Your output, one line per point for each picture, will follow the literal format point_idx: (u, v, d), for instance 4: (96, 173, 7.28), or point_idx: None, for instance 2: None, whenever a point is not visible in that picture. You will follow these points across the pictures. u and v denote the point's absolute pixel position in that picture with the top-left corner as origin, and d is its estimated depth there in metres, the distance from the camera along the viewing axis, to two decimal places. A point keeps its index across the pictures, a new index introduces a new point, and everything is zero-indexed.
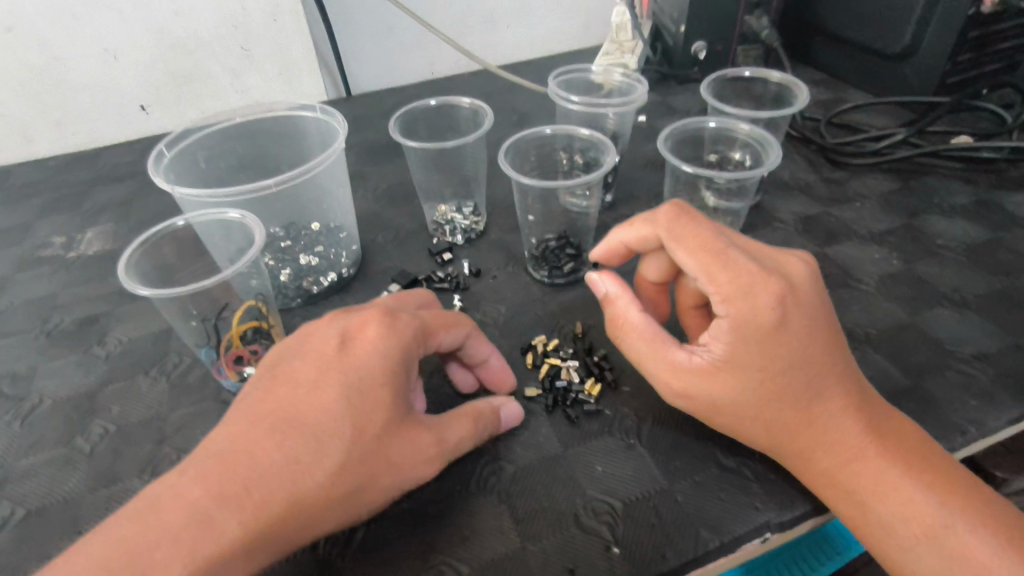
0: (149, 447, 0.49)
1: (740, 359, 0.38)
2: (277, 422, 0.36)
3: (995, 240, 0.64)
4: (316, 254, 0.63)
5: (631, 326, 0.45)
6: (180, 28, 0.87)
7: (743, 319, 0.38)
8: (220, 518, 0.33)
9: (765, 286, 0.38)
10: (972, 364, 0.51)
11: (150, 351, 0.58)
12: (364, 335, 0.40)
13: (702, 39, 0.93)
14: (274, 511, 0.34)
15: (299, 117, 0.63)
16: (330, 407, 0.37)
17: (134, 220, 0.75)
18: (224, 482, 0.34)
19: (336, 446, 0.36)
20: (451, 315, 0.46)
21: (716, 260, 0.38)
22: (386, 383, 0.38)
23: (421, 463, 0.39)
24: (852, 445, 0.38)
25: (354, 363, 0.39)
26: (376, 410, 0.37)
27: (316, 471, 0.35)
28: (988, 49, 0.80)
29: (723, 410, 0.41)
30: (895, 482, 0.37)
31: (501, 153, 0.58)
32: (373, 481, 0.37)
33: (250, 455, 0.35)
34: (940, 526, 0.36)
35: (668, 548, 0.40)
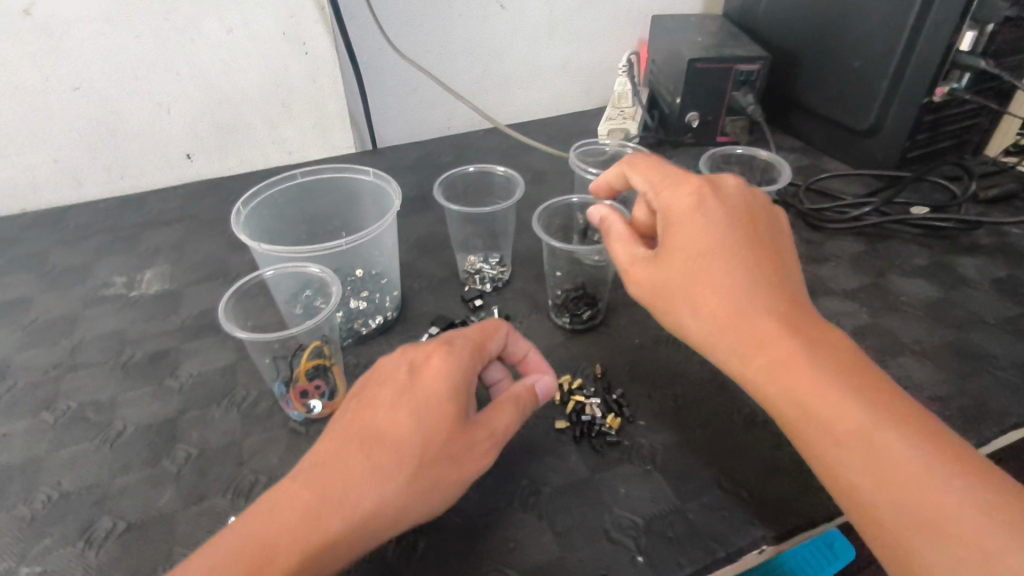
0: (230, 469, 0.56)
1: (684, 251, 0.48)
2: (363, 439, 0.46)
3: (947, 298, 0.75)
4: (364, 299, 0.72)
5: (613, 232, 0.54)
6: (230, 87, 0.96)
7: (675, 203, 0.50)
8: (324, 519, 0.42)
9: (702, 199, 0.49)
10: (929, 405, 0.61)
11: (219, 384, 0.65)
12: (429, 364, 0.49)
13: (695, 109, 1.05)
14: (362, 510, 0.43)
15: (354, 180, 0.72)
16: (404, 424, 0.46)
17: (188, 262, 0.83)
18: (324, 488, 0.43)
19: (410, 453, 0.45)
20: (490, 325, 0.55)
21: (656, 170, 0.54)
22: (447, 398, 0.47)
23: (478, 461, 0.48)
24: (776, 337, 0.43)
25: (422, 386, 0.48)
26: (441, 421, 0.46)
27: (395, 475, 0.44)
28: (940, 130, 0.93)
29: (678, 309, 0.48)
30: (827, 379, 0.41)
31: (534, 217, 0.68)
32: (441, 479, 0.45)
33: (344, 466, 0.44)
34: (836, 392, 0.40)
35: (683, 556, 0.49)
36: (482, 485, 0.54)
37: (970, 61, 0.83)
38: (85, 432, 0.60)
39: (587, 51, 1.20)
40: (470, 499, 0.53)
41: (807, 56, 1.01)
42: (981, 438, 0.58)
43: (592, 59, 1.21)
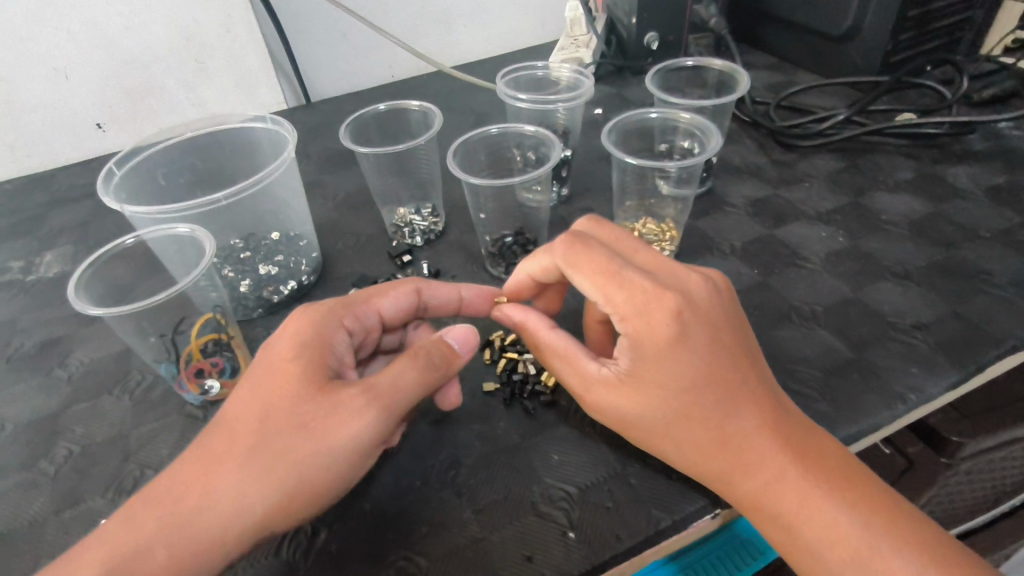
0: (113, 464, 0.49)
1: (642, 380, 0.39)
2: (205, 429, 0.38)
3: (936, 213, 0.66)
4: (276, 264, 0.63)
5: (549, 348, 0.45)
6: (132, 46, 0.87)
7: (641, 336, 0.38)
8: (150, 529, 0.35)
9: (660, 303, 0.37)
10: (913, 334, 0.53)
11: (112, 371, 0.58)
12: (283, 328, 0.42)
13: (654, 30, 0.94)
14: (197, 509, 0.35)
15: (251, 129, 0.64)
16: (246, 399, 0.38)
17: (93, 241, 0.75)
18: (155, 493, 0.36)
19: (248, 429, 0.37)
20: (383, 284, 0.49)
21: (610, 281, 0.38)
22: (293, 359, 0.39)
23: (346, 427, 0.37)
24: (768, 464, 0.38)
25: (269, 353, 0.41)
26: (286, 385, 0.38)
27: (229, 457, 0.36)
28: (927, 27, 0.82)
29: (634, 425, 0.41)
30: (810, 500, 0.37)
31: (449, 154, 0.59)
32: (288, 454, 0.37)
33: (181, 460, 0.37)
34: (864, 551, 0.35)
35: (622, 528, 0.42)
36: (396, 463, 0.47)
37: None
38: None
39: None
40: (382, 480, 0.46)
41: None
42: (974, 367, 0.49)
43: None
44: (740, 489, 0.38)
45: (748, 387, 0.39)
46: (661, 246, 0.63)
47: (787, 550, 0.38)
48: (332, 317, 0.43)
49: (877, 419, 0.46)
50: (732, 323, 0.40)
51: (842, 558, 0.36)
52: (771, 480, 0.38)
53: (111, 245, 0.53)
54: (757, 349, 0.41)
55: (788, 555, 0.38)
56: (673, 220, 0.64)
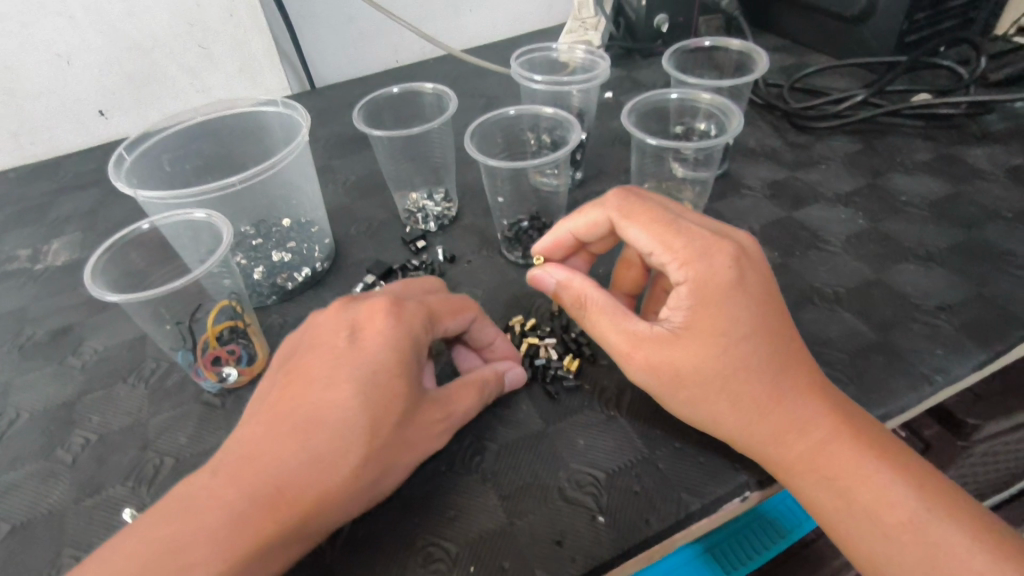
0: (132, 453, 0.49)
1: (697, 330, 0.39)
2: (290, 422, 0.38)
3: (956, 194, 0.65)
4: (289, 250, 0.63)
5: (597, 308, 0.44)
6: (134, 30, 0.85)
7: (703, 280, 0.39)
8: (233, 528, 0.34)
9: (719, 249, 0.40)
10: (936, 315, 0.53)
11: (126, 358, 0.57)
12: (373, 328, 0.42)
13: (664, 11, 0.93)
14: (285, 511, 0.35)
15: (262, 113, 0.63)
16: (341, 405, 0.38)
17: (101, 228, 0.74)
18: (239, 491, 0.35)
19: (355, 439, 0.37)
20: (454, 301, 0.47)
21: (669, 229, 0.41)
22: (399, 375, 0.40)
23: (428, 441, 0.42)
24: (817, 427, 0.38)
25: (361, 355, 0.40)
26: (394, 401, 0.39)
27: (337, 465, 0.37)
28: (942, 7, 0.81)
29: (685, 382, 0.40)
30: (865, 466, 0.37)
31: (465, 136, 0.58)
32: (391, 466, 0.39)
33: (268, 456, 0.37)
34: (919, 516, 0.36)
35: (652, 512, 0.41)
36: None
37: None
38: None
39: None
40: None
41: None
42: (1001, 348, 0.49)
43: None
44: (791, 450, 0.38)
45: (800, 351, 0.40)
46: None
47: (835, 521, 0.38)
48: (424, 328, 0.44)
49: (904, 400, 0.46)
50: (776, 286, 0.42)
51: (897, 525, 0.36)
52: (825, 443, 0.38)
53: (125, 230, 0.52)
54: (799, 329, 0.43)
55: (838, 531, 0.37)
56: (691, 202, 0.63)
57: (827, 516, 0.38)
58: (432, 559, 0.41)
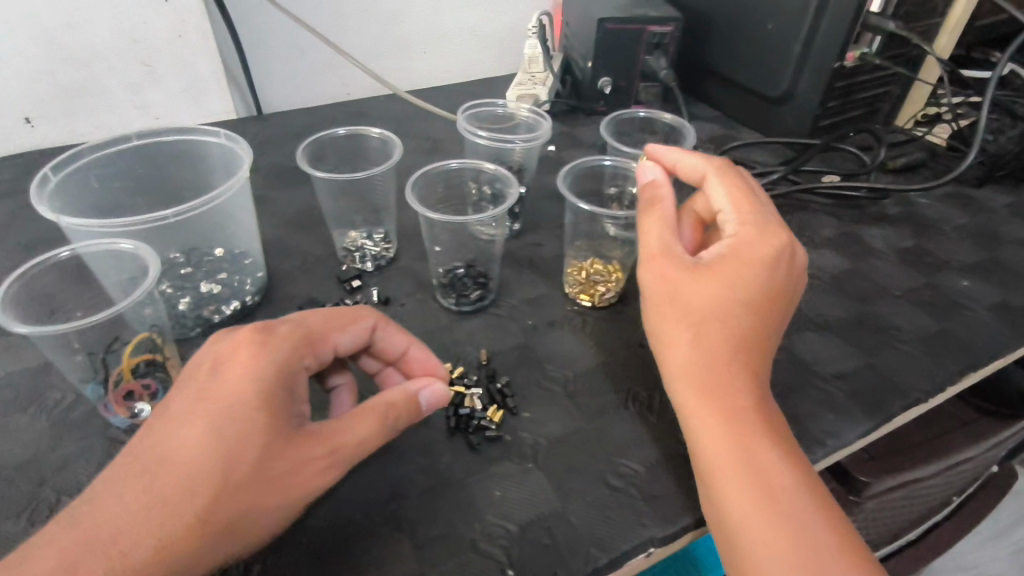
0: (26, 490, 0.46)
1: (716, 271, 0.45)
2: (141, 463, 0.36)
3: (855, 269, 0.72)
4: (219, 283, 0.62)
5: (658, 219, 0.50)
6: (72, 42, 0.83)
7: (754, 244, 0.47)
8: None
9: (785, 229, 0.48)
10: (830, 383, 0.57)
11: (29, 386, 0.54)
12: (235, 359, 0.40)
13: (607, 75, 0.99)
14: (128, 559, 0.33)
15: (201, 142, 0.63)
16: (197, 442, 0.36)
17: (14, 244, 0.70)
18: (78, 540, 0.33)
19: (206, 480, 0.35)
20: (345, 316, 0.48)
21: (762, 197, 0.50)
22: (261, 407, 0.38)
23: (313, 478, 0.39)
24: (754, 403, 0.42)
25: (221, 385, 0.38)
26: (252, 439, 0.37)
27: (185, 506, 0.35)
28: (851, 97, 0.90)
29: (681, 309, 0.45)
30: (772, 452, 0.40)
31: (407, 184, 0.59)
32: (253, 507, 0.37)
33: (112, 502, 0.34)
34: (819, 502, 0.39)
35: (561, 566, 0.43)
36: (337, 496, 0.46)
37: (879, 22, 0.79)
38: None
39: (495, 12, 1.11)
40: (320, 513, 0.45)
41: (717, 21, 0.96)
42: (882, 417, 0.54)
43: (503, 21, 1.13)
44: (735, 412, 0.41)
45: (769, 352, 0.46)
46: (607, 287, 0.65)
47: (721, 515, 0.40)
48: (291, 356, 0.42)
49: None
50: (795, 306, 0.48)
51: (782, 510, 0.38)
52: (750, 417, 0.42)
53: (43, 256, 0.50)
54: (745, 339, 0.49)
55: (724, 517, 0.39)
56: (619, 262, 0.66)
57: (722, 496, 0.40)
58: None
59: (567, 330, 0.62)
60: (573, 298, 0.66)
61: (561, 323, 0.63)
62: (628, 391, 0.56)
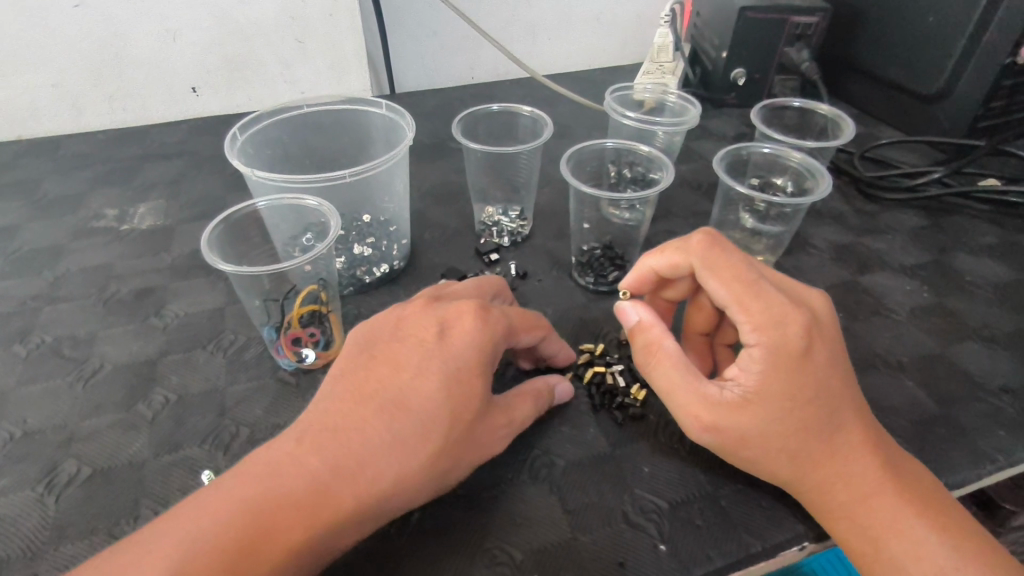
0: (210, 418, 0.50)
1: (761, 396, 0.40)
2: (373, 407, 0.38)
3: (1020, 280, 0.67)
4: (369, 246, 0.66)
5: (672, 357, 0.44)
6: (240, 17, 0.89)
7: (774, 346, 0.40)
8: (290, 523, 0.34)
9: (792, 316, 0.40)
10: (999, 397, 0.53)
11: (206, 326, 0.59)
12: (459, 323, 0.42)
13: (742, 66, 0.96)
14: (340, 509, 0.35)
15: (365, 112, 0.67)
16: (427, 397, 0.39)
17: (185, 199, 0.77)
18: (305, 482, 0.35)
19: (417, 442, 0.37)
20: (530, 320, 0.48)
21: (748, 290, 0.41)
22: (481, 375, 0.40)
23: (496, 443, 0.42)
24: (869, 482, 0.40)
25: (450, 348, 0.40)
26: (470, 400, 0.39)
27: (399, 460, 0.37)
28: (1019, 97, 0.83)
29: (739, 443, 0.41)
30: (903, 513, 0.39)
31: (562, 160, 0.60)
32: (458, 465, 0.39)
33: (337, 439, 0.37)
34: (950, 570, 0.37)
35: (714, 548, 0.42)
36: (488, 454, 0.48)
37: None
38: (58, 369, 0.55)
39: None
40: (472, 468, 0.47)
41: (870, 13, 0.91)
42: None
43: (631, 9, 1.12)
44: (862, 503, 0.40)
45: (857, 402, 0.42)
46: None
47: None
48: (504, 330, 0.44)
49: (965, 475, 0.47)
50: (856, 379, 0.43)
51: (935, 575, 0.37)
52: (877, 490, 0.40)
53: (237, 206, 0.55)
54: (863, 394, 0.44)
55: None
56: (762, 253, 0.66)
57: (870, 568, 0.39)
58: (496, 561, 0.42)
59: None
60: None
61: None
62: None
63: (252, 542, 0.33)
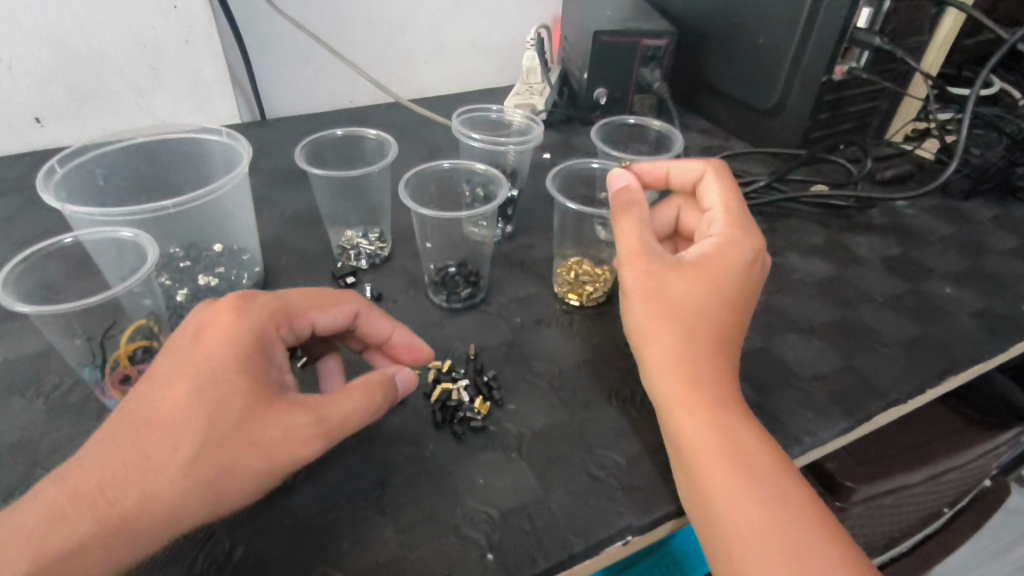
0: (20, 469, 0.47)
1: (704, 268, 0.48)
2: (131, 423, 0.38)
3: (840, 276, 0.73)
4: (216, 276, 0.64)
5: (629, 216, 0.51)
6: (84, 46, 0.85)
7: (733, 246, 0.50)
8: (14, 555, 0.33)
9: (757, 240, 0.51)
10: (811, 383, 0.58)
11: (28, 371, 0.55)
12: (215, 324, 0.42)
13: (603, 86, 1.01)
14: (89, 524, 0.34)
15: (204, 140, 0.65)
16: (178, 401, 0.38)
17: (19, 236, 0.73)
18: (42, 512, 0.34)
19: (176, 444, 0.37)
20: (327, 296, 0.50)
21: (737, 207, 0.53)
22: (238, 371, 0.40)
23: (291, 445, 0.39)
24: (729, 388, 0.45)
25: (200, 350, 0.40)
26: (231, 398, 0.39)
27: (160, 467, 0.36)
28: (840, 110, 0.92)
29: (652, 296, 0.47)
30: (746, 420, 0.44)
31: (400, 184, 0.61)
32: (234, 467, 0.38)
33: (100, 457, 0.36)
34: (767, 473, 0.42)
35: (539, 550, 0.44)
36: (322, 480, 0.48)
37: (867, 38, 0.82)
38: None
39: (495, 25, 1.14)
40: (305, 496, 0.46)
41: (711, 35, 0.98)
42: (861, 417, 0.55)
43: (503, 34, 1.16)
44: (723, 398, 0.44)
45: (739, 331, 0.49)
46: (595, 288, 0.66)
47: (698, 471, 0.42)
48: (268, 323, 0.44)
49: None
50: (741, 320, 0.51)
51: (748, 473, 0.41)
52: (720, 398, 0.44)
53: (45, 242, 0.53)
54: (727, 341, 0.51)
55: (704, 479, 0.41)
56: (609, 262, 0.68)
57: (694, 461, 0.42)
58: None
59: (557, 328, 0.64)
60: (562, 298, 0.67)
61: (548, 321, 0.64)
62: (610, 387, 0.57)
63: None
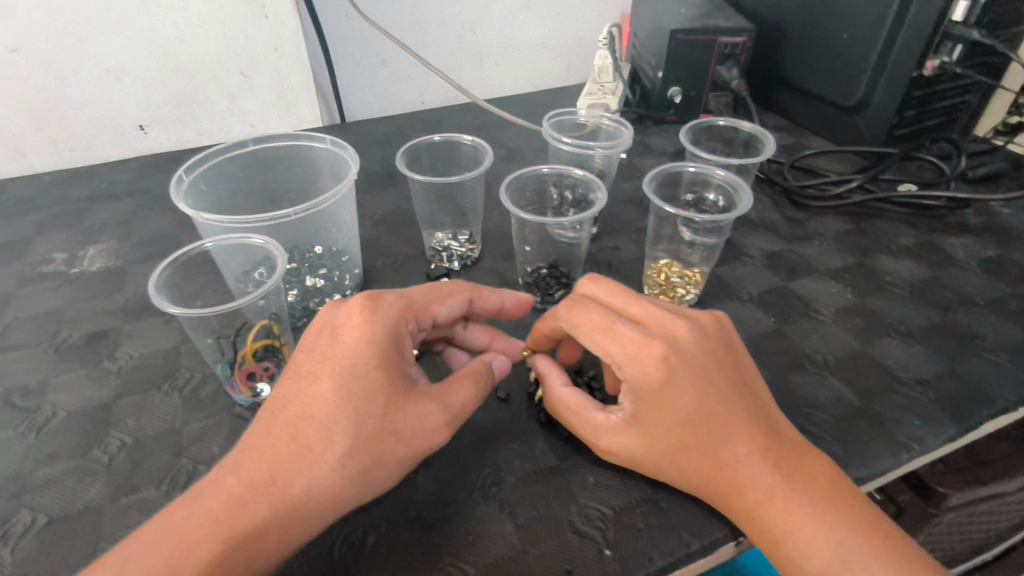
0: (166, 458, 0.51)
1: (643, 418, 0.45)
2: (288, 417, 0.41)
3: (935, 278, 0.72)
4: (321, 277, 0.67)
5: (562, 404, 0.50)
6: (185, 54, 0.90)
7: (638, 381, 0.44)
8: (205, 537, 0.37)
9: (649, 352, 0.44)
10: (915, 388, 0.58)
11: (161, 366, 0.60)
12: (350, 322, 0.44)
13: (678, 84, 1.01)
14: (264, 511, 0.38)
15: (310, 147, 0.69)
16: (326, 396, 0.41)
17: (136, 238, 0.78)
18: (223, 497, 0.38)
19: (329, 435, 0.40)
20: (443, 289, 0.52)
21: (605, 336, 0.45)
22: (378, 368, 0.42)
23: (429, 434, 0.43)
24: (761, 485, 0.44)
25: (340, 348, 0.43)
26: (376, 393, 0.41)
27: (321, 454, 0.39)
28: (928, 107, 0.90)
29: (644, 462, 0.47)
30: (807, 513, 0.43)
31: (501, 188, 0.64)
32: (383, 455, 0.41)
33: (264, 449, 0.40)
34: (839, 560, 0.41)
35: (654, 549, 0.45)
36: (440, 475, 0.50)
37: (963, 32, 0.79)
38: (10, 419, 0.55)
39: (565, 23, 1.15)
40: (427, 490, 0.49)
41: (791, 31, 0.97)
42: (970, 424, 0.54)
43: (572, 32, 1.17)
44: (760, 510, 0.44)
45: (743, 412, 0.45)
46: (686, 289, 0.67)
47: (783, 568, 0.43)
48: (396, 317, 0.46)
49: (885, 464, 0.51)
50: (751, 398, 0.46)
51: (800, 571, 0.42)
52: (761, 502, 0.44)
53: (187, 246, 0.57)
54: (751, 385, 0.48)
55: (754, 525, 0.44)
56: (698, 263, 0.68)
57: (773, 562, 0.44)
58: None
59: None
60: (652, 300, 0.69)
61: None
62: None
63: (183, 554, 0.36)
